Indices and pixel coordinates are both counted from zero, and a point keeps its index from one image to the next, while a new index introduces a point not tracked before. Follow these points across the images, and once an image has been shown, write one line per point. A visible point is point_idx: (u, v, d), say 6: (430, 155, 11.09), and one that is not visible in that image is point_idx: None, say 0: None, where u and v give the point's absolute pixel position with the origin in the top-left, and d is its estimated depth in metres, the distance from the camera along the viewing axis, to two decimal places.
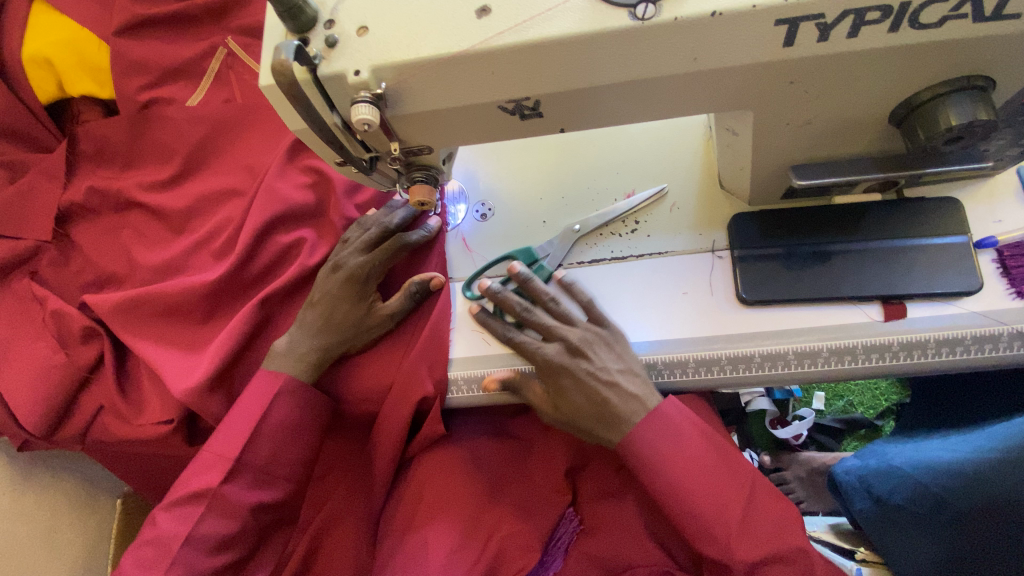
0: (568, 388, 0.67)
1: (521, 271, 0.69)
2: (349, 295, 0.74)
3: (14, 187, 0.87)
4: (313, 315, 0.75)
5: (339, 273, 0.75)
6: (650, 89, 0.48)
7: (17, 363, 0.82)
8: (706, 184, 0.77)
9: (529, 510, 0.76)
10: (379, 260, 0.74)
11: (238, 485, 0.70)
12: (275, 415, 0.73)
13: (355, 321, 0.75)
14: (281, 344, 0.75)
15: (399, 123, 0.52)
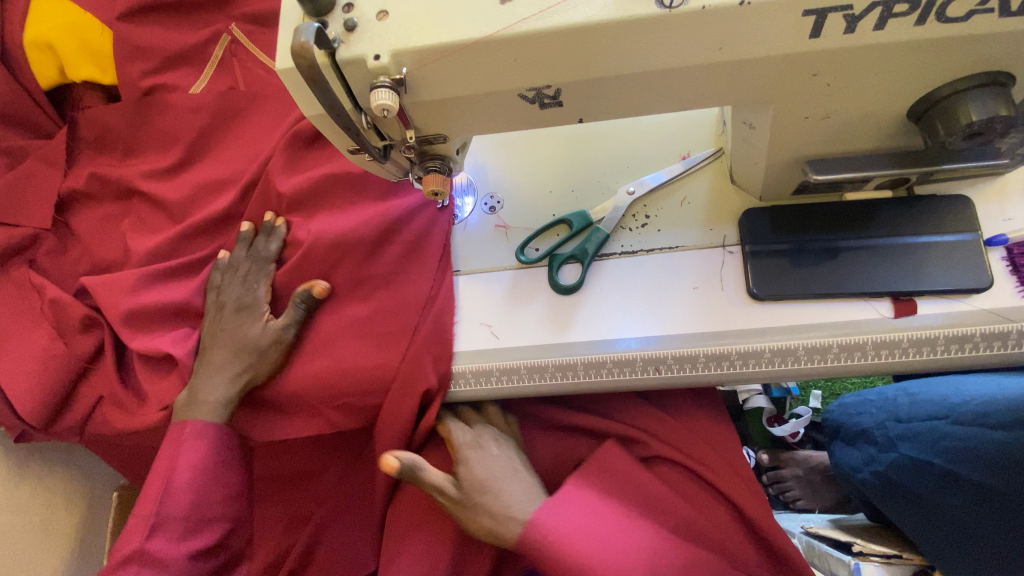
0: (476, 469, 0.72)
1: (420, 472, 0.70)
2: (236, 329, 0.75)
3: (13, 174, 0.85)
4: (213, 358, 0.75)
5: (222, 312, 0.77)
6: (672, 78, 0.48)
7: (18, 353, 0.80)
8: (716, 180, 0.77)
9: None
10: (249, 279, 0.77)
11: (163, 539, 0.69)
12: (185, 459, 0.72)
13: (248, 343, 0.74)
14: (183, 396, 0.75)
15: (417, 109, 0.52)
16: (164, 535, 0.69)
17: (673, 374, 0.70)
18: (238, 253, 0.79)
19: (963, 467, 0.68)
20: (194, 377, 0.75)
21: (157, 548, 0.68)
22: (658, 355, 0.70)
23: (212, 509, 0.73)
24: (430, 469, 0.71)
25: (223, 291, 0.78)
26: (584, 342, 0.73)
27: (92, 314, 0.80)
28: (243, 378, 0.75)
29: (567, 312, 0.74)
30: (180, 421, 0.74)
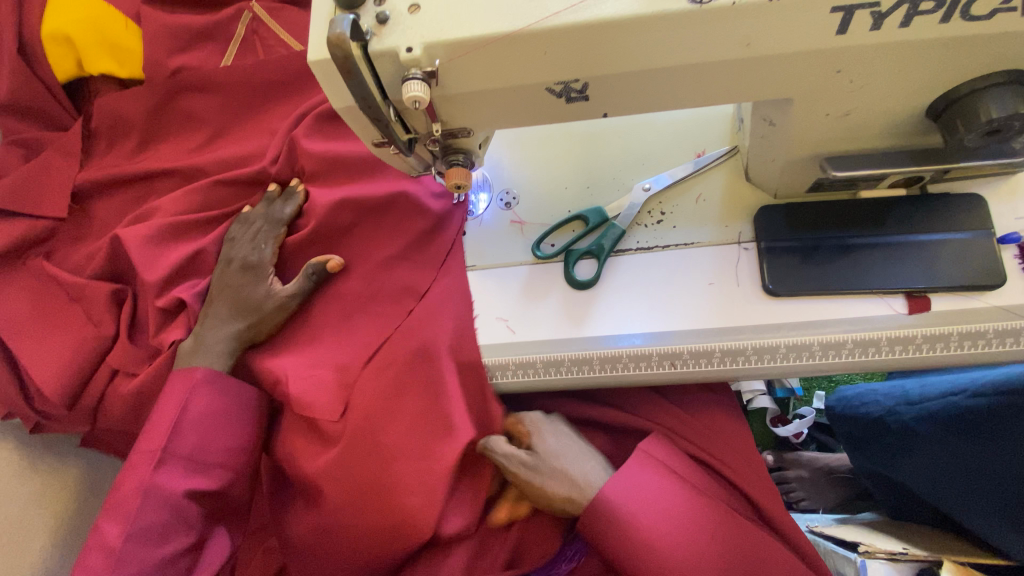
0: (552, 446, 0.75)
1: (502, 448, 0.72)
2: (244, 283, 0.77)
3: (29, 165, 0.85)
4: (216, 309, 0.77)
5: (233, 265, 0.79)
6: (697, 74, 0.50)
7: (35, 342, 0.80)
8: (731, 178, 0.78)
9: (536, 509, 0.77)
10: (260, 236, 0.79)
11: (170, 473, 0.71)
12: (197, 404, 0.74)
13: (253, 301, 0.76)
14: (189, 343, 0.77)
15: (445, 103, 0.52)
16: (170, 473, 0.71)
17: (688, 368, 0.71)
18: (256, 210, 0.81)
19: (976, 445, 0.70)
20: (201, 322, 0.78)
21: (163, 480, 0.70)
22: (675, 350, 0.71)
23: (214, 455, 0.75)
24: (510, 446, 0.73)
25: (235, 244, 0.80)
26: (599, 336, 0.74)
27: (118, 288, 0.81)
28: (247, 336, 0.77)
29: (582, 307, 0.75)
30: (187, 368, 0.75)
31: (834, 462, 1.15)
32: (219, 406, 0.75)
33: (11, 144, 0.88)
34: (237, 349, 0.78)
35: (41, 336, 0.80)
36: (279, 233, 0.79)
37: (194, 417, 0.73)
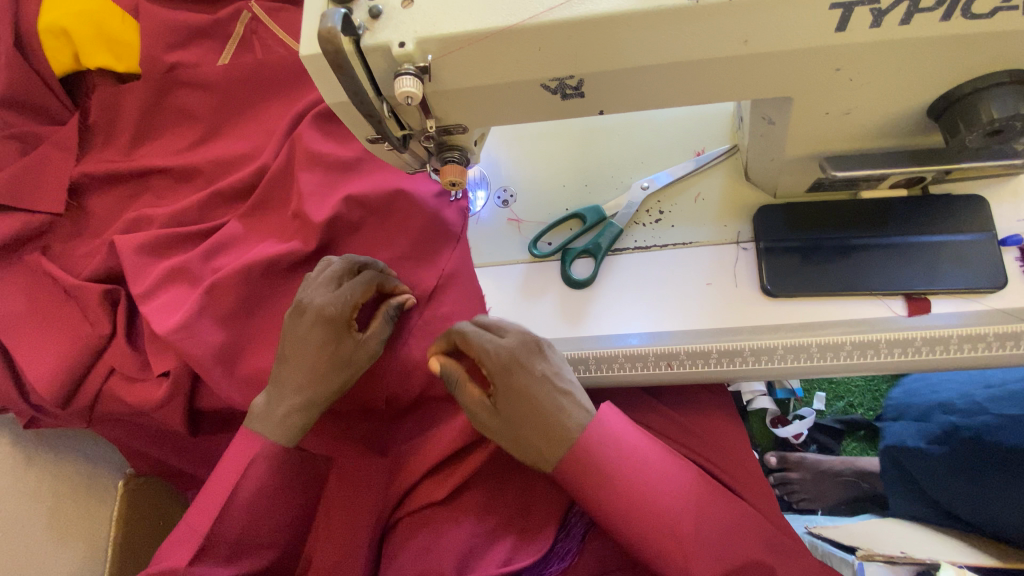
0: (525, 391, 0.63)
1: (452, 373, 0.67)
2: (323, 336, 0.67)
3: (25, 159, 0.85)
4: (292, 368, 0.67)
5: (305, 316, 0.67)
6: (698, 70, 0.49)
7: (29, 335, 0.79)
8: (731, 177, 0.78)
9: (527, 510, 0.76)
10: (356, 286, 0.69)
11: (209, 564, 0.62)
12: (251, 481, 0.64)
13: (330, 359, 0.67)
14: (260, 404, 0.68)
15: (438, 99, 0.52)
16: (209, 561, 0.62)
17: (686, 369, 0.70)
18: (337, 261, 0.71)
19: None
20: (273, 383, 0.67)
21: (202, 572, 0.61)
22: (672, 350, 0.70)
23: (262, 536, 0.65)
24: (467, 384, 0.66)
25: (311, 293, 0.68)
26: (596, 336, 0.73)
27: (112, 289, 0.79)
28: (320, 401, 0.68)
29: (579, 307, 0.75)
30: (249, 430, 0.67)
31: (837, 465, 1.13)
32: (274, 483, 0.66)
33: (7, 138, 0.87)
34: (307, 419, 0.68)
35: (35, 330, 0.79)
36: (369, 286, 0.70)
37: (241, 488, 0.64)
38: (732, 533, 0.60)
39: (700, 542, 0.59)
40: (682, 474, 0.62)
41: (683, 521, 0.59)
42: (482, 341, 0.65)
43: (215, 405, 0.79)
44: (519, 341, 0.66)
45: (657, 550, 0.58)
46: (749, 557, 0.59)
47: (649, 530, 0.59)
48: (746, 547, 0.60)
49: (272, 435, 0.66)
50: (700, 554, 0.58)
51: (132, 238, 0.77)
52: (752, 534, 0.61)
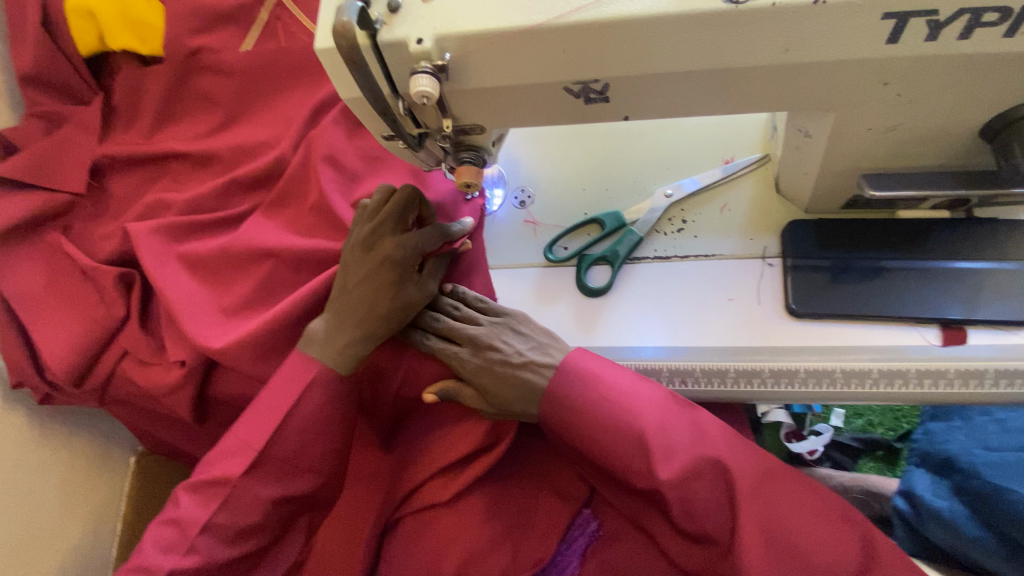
0: (489, 386, 0.66)
1: (439, 391, 0.69)
2: (389, 280, 0.67)
3: (50, 138, 0.84)
4: (354, 304, 0.67)
5: (375, 250, 0.67)
6: (729, 78, 0.46)
7: (45, 314, 0.79)
8: (760, 187, 0.75)
9: (528, 520, 0.72)
10: (424, 234, 0.68)
11: (235, 495, 0.64)
12: (300, 406, 0.66)
13: (405, 301, 0.68)
14: (317, 328, 0.69)
15: (456, 98, 0.50)
16: (211, 545, 0.62)
17: (700, 387, 0.66)
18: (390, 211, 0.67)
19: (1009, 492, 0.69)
20: (335, 312, 0.68)
21: (195, 562, 0.61)
22: (686, 366, 0.67)
23: (262, 526, 0.65)
24: (461, 393, 0.69)
25: (383, 225, 0.67)
26: (609, 346, 0.70)
27: (127, 272, 0.78)
28: (378, 336, 0.68)
29: (592, 315, 0.72)
30: (250, 425, 0.66)
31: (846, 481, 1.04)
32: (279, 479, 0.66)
33: (34, 117, 0.87)
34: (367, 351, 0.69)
35: (53, 309, 0.79)
36: (429, 234, 0.68)
37: (240, 473, 0.64)
38: (698, 437, 0.60)
39: (667, 447, 0.59)
40: (651, 390, 0.63)
41: (650, 429, 0.59)
42: (440, 353, 0.69)
43: (224, 394, 0.79)
44: (469, 340, 0.68)
45: (635, 476, 0.59)
46: (710, 457, 0.58)
47: (613, 440, 0.60)
48: (710, 446, 0.59)
49: (329, 359, 0.68)
50: (664, 457, 0.58)
51: (149, 223, 0.76)
52: (719, 434, 0.60)
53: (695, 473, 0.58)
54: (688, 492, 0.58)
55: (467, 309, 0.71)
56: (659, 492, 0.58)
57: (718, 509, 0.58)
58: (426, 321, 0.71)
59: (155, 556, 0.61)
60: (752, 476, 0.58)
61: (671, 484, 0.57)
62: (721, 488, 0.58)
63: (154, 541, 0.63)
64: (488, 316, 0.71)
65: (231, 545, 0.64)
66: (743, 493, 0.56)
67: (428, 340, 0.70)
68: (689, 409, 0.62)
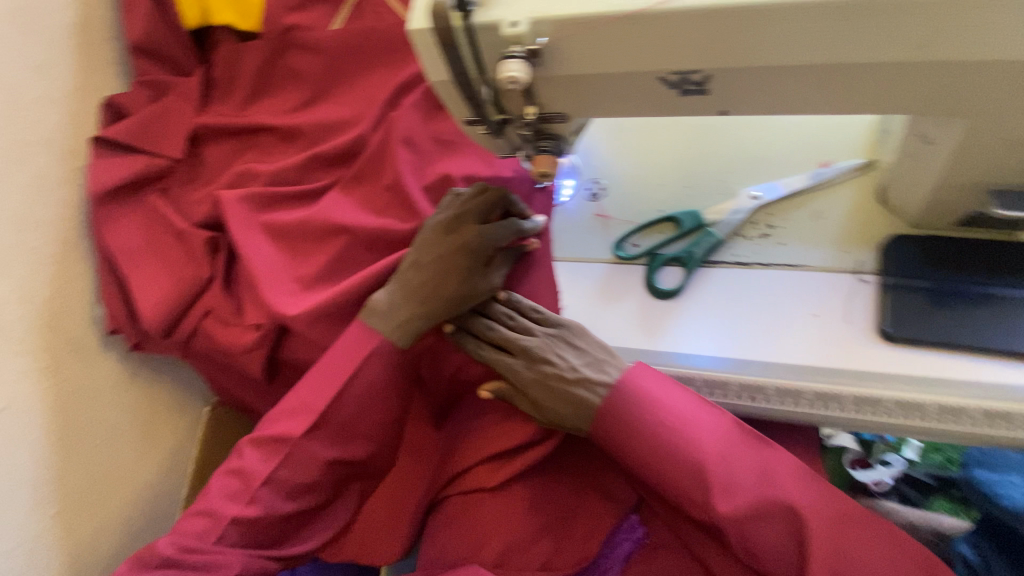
0: (541, 398, 0.65)
1: (492, 391, 0.68)
2: (461, 265, 0.67)
3: (156, 105, 0.90)
4: (422, 281, 0.68)
5: (456, 235, 0.68)
6: (843, 73, 0.43)
7: (141, 269, 0.85)
8: (860, 196, 0.71)
9: (572, 519, 0.71)
10: (503, 228, 0.68)
11: (294, 458, 0.67)
12: (362, 378, 0.68)
13: (469, 289, 0.68)
14: (380, 300, 0.70)
15: (544, 84, 0.48)
16: (272, 499, 0.66)
17: (773, 405, 0.65)
18: (474, 199, 0.68)
19: None
20: (403, 284, 0.69)
21: (255, 514, 0.65)
22: (760, 384, 0.64)
23: (316, 487, 0.69)
24: (514, 396, 0.68)
25: (467, 213, 0.68)
26: (670, 351, 0.67)
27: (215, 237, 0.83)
28: (438, 318, 0.69)
29: (658, 319, 0.69)
30: (314, 391, 0.69)
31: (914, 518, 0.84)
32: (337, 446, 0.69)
33: (142, 85, 0.93)
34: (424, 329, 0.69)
35: (147, 265, 0.86)
36: (505, 229, 0.68)
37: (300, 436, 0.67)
38: (763, 476, 0.57)
39: (728, 481, 0.57)
40: (715, 420, 0.60)
41: (711, 461, 0.57)
42: (493, 363, 0.68)
43: (291, 358, 0.82)
44: (523, 352, 0.67)
45: (694, 508, 0.57)
46: (778, 499, 0.55)
47: (671, 469, 0.58)
48: (778, 489, 0.56)
49: (389, 333, 0.69)
50: (725, 492, 0.56)
51: (238, 191, 0.80)
52: (790, 476, 0.57)
53: (758, 513, 0.55)
54: (750, 531, 0.55)
55: (523, 319, 0.70)
56: (720, 526, 0.56)
57: (784, 545, 0.55)
58: (480, 329, 0.70)
59: (221, 501, 0.66)
60: (827, 524, 0.54)
61: (732, 520, 0.55)
62: (789, 532, 0.55)
63: (221, 489, 0.67)
64: (542, 327, 0.69)
65: (290, 499, 0.67)
66: (819, 543, 0.53)
67: (481, 350, 0.69)
68: (755, 443, 0.59)
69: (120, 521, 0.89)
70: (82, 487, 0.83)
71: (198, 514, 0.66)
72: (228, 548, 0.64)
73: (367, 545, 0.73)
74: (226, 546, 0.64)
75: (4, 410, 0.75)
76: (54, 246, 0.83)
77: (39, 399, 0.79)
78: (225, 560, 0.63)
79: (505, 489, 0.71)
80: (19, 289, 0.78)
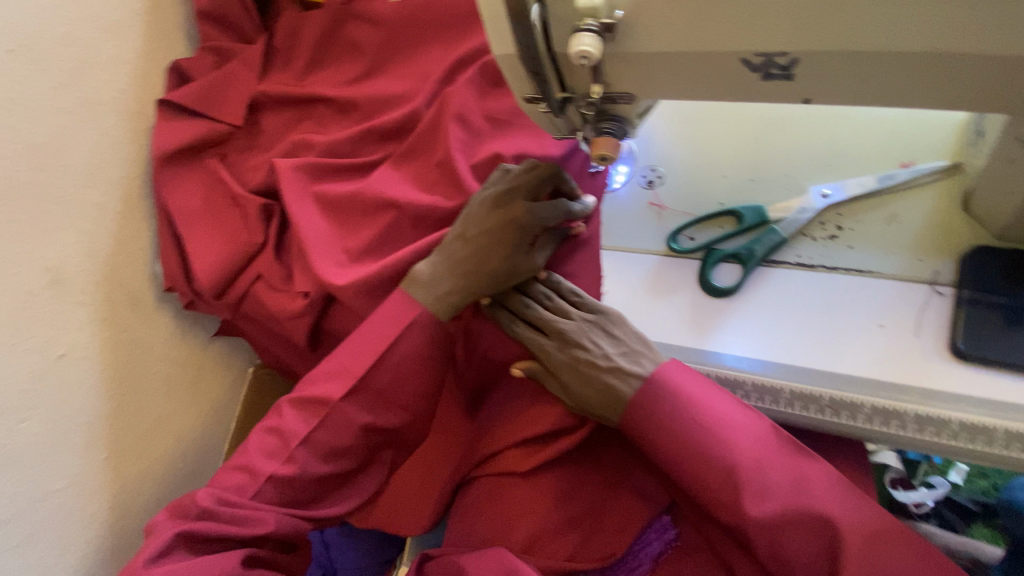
0: (572, 383, 0.64)
1: (524, 369, 0.68)
2: (506, 241, 0.66)
3: (218, 72, 0.92)
4: (466, 254, 0.67)
5: (505, 208, 0.66)
6: (948, 68, 0.40)
7: (197, 232, 0.88)
8: (944, 200, 0.65)
9: (601, 512, 0.69)
10: (552, 208, 0.67)
11: (331, 424, 0.68)
12: (403, 347, 0.69)
13: (511, 266, 0.67)
14: (424, 271, 0.70)
15: (614, 62, 0.47)
16: (308, 461, 0.67)
17: (822, 417, 0.61)
18: (527, 175, 0.67)
19: None
20: (447, 257, 0.69)
21: (290, 474, 0.66)
22: (813, 393, 0.60)
23: (353, 452, 0.70)
24: (545, 377, 0.67)
25: (519, 188, 0.67)
26: (713, 350, 0.65)
27: (268, 204, 0.84)
28: (478, 294, 0.68)
29: (709, 316, 0.67)
30: (353, 361, 0.69)
31: (954, 545, 0.78)
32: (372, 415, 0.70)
33: (206, 51, 0.95)
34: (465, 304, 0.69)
35: (204, 228, 0.88)
36: (555, 210, 0.67)
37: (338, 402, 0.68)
38: (798, 484, 0.54)
39: (760, 486, 0.54)
40: (751, 423, 0.58)
41: (743, 464, 0.54)
42: (526, 342, 0.67)
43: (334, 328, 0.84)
44: (558, 334, 0.66)
45: (721, 509, 0.55)
46: (813, 511, 0.52)
47: (700, 467, 0.56)
48: (813, 499, 0.53)
49: (432, 305, 0.69)
50: (756, 496, 0.53)
51: (293, 160, 0.81)
52: (826, 486, 0.54)
53: (790, 520, 0.53)
54: (780, 540, 0.53)
55: (561, 301, 0.68)
56: (746, 531, 0.53)
57: (815, 559, 0.52)
58: (516, 306, 0.68)
59: (259, 459, 0.68)
60: (864, 538, 0.51)
61: (760, 526, 0.52)
62: (822, 544, 0.52)
63: (259, 447, 0.68)
64: (581, 311, 0.67)
65: (326, 461, 0.69)
66: (854, 559, 0.50)
67: (516, 327, 0.68)
68: (792, 450, 0.56)
69: (164, 469, 0.93)
70: (131, 432, 0.87)
71: (238, 469, 0.68)
72: (265, 505, 0.65)
73: (393, 517, 0.74)
74: (263, 502, 0.66)
75: (66, 355, 0.79)
76: (119, 204, 0.86)
77: (96, 348, 0.83)
78: (261, 516, 0.64)
79: (535, 477, 0.70)
80: (84, 242, 0.82)
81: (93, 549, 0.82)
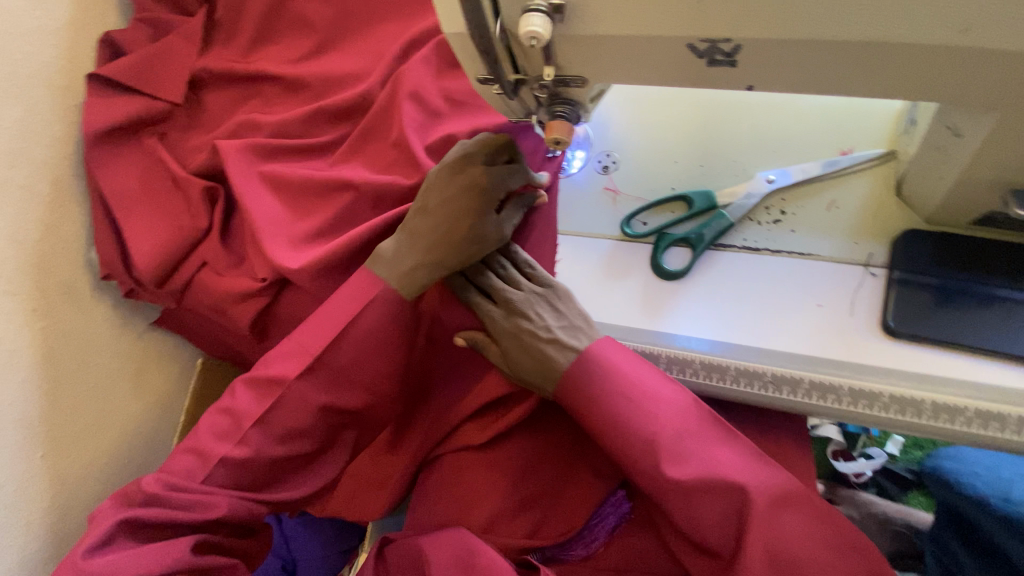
0: (511, 351, 0.66)
1: (467, 337, 0.70)
2: (469, 207, 0.65)
3: (154, 46, 0.86)
4: (429, 224, 0.66)
5: (464, 174, 0.65)
6: (878, 57, 0.42)
7: (134, 215, 0.83)
8: (877, 186, 0.69)
9: (557, 494, 0.71)
10: (513, 175, 0.66)
11: (284, 408, 0.66)
12: (363, 320, 0.67)
13: (472, 233, 0.66)
14: (387, 249, 0.69)
15: (564, 44, 0.46)
16: (260, 444, 0.65)
17: (763, 393, 0.63)
18: (490, 141, 0.66)
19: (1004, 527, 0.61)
20: (409, 232, 0.68)
21: (241, 457, 0.64)
22: (757, 369, 0.63)
23: (309, 436, 0.68)
24: (488, 345, 0.69)
25: (478, 153, 0.66)
26: (666, 331, 0.67)
27: (212, 186, 0.81)
28: (448, 265, 0.67)
29: (661, 298, 0.69)
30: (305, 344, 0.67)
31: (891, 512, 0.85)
32: (328, 396, 0.67)
33: (140, 23, 0.89)
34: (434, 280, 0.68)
35: (142, 212, 0.83)
36: (517, 176, 0.66)
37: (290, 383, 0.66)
38: (710, 450, 0.57)
39: (678, 452, 0.56)
40: (675, 395, 0.60)
41: (662, 433, 0.57)
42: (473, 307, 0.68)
43: (284, 315, 0.81)
44: (504, 302, 0.67)
45: (642, 472, 0.57)
46: (724, 476, 0.54)
47: (626, 434, 0.58)
48: (724, 466, 0.55)
49: (393, 282, 0.68)
50: (674, 462, 0.56)
51: (237, 140, 0.78)
52: (738, 453, 0.57)
53: (705, 487, 0.55)
54: (695, 505, 0.55)
55: (513, 270, 0.69)
56: (665, 495, 0.56)
57: (726, 523, 0.55)
58: (469, 271, 0.70)
59: (208, 441, 0.65)
60: (768, 499, 0.54)
61: (676, 489, 0.55)
62: (731, 508, 0.54)
63: (208, 427, 0.66)
64: (531, 283, 0.69)
65: (280, 444, 0.66)
66: (757, 522, 0.53)
67: (467, 291, 0.69)
68: (710, 421, 0.59)
69: (108, 463, 0.88)
70: (71, 425, 0.83)
71: (185, 454, 0.65)
72: (217, 488, 0.63)
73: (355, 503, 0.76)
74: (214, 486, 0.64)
75: None
76: (48, 187, 0.81)
77: (26, 339, 0.77)
78: (211, 499, 0.62)
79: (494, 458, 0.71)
80: (9, 225, 0.76)
81: (34, 550, 0.77)
